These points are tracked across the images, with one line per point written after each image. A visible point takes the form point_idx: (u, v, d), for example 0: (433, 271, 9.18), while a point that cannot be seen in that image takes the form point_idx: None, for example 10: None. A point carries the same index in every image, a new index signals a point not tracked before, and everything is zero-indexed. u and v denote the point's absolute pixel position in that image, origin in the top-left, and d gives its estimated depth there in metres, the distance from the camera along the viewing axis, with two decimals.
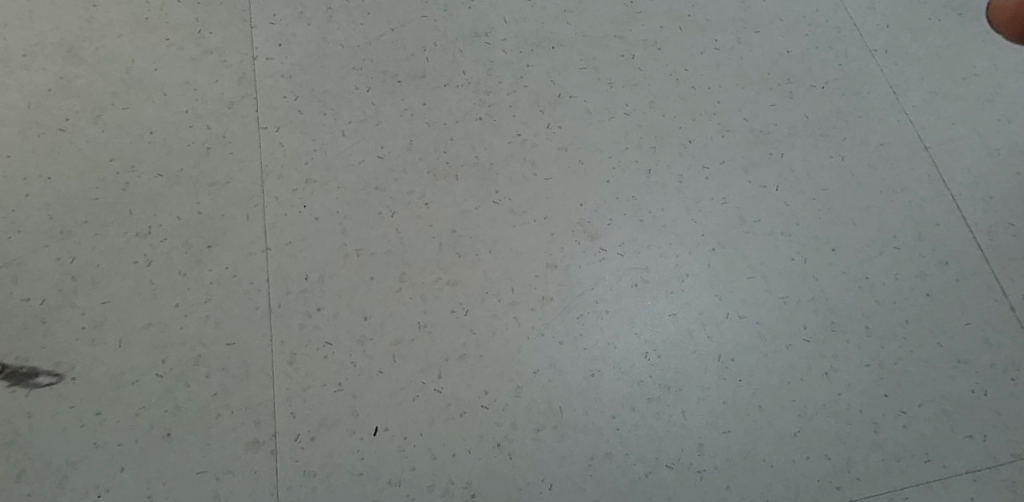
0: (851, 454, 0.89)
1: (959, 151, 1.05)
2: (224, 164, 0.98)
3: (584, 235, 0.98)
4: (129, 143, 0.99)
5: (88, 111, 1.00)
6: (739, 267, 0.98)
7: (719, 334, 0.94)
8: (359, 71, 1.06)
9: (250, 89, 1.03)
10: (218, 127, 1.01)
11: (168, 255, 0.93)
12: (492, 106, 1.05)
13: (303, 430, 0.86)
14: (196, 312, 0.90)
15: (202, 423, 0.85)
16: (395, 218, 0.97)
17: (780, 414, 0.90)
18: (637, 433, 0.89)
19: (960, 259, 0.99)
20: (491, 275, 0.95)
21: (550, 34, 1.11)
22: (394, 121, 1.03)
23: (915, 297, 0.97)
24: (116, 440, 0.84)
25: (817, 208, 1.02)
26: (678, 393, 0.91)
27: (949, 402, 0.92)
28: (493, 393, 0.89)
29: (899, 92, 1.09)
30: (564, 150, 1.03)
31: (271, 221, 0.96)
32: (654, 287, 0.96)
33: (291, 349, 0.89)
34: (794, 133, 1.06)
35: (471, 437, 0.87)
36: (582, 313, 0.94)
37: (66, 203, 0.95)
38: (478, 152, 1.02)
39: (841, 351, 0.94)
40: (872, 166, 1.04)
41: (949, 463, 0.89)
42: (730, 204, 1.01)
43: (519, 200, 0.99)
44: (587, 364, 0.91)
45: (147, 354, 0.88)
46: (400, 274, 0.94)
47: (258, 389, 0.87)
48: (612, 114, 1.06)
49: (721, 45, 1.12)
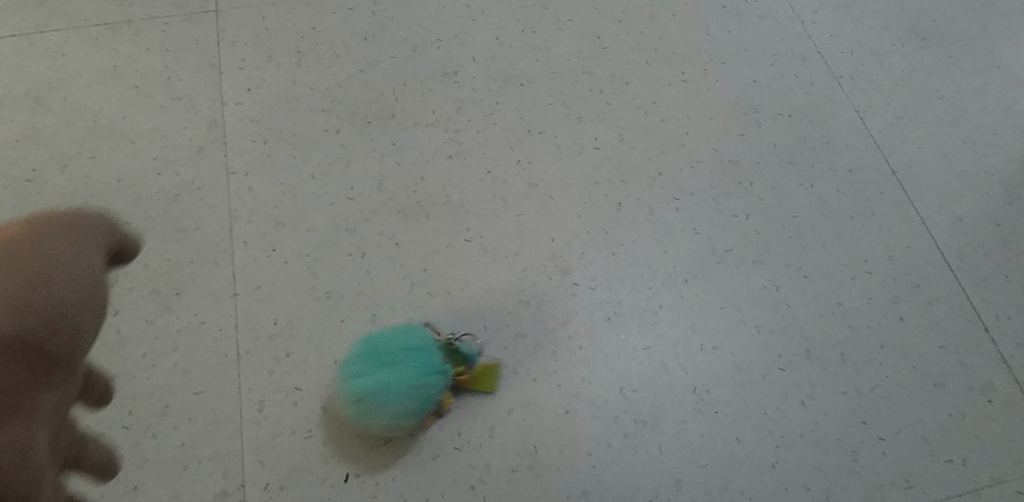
0: (831, 483, 0.88)
1: (925, 175, 1.07)
2: (192, 211, 0.98)
3: (556, 270, 0.98)
4: (98, 191, 0.99)
5: (55, 160, 1.01)
6: (712, 298, 0.98)
7: (694, 366, 0.93)
8: (330, 113, 1.06)
9: (220, 133, 1.04)
10: (187, 172, 1.01)
11: (136, 304, 0.92)
12: (463, 144, 1.06)
13: (273, 479, 0.84)
14: (163, 363, 0.89)
15: (169, 475, 0.83)
16: (366, 259, 0.97)
17: (758, 445, 0.89)
18: (614, 470, 0.87)
19: (931, 282, 1.00)
20: (464, 313, 0.94)
21: (519, 71, 1.12)
22: (363, 163, 1.03)
23: (889, 322, 0.97)
24: (80, 495, 0.82)
25: (787, 235, 1.03)
26: (655, 427, 0.90)
27: (927, 427, 0.91)
28: (467, 434, 0.87)
29: (864, 118, 1.11)
30: (535, 186, 1.04)
31: (240, 265, 0.95)
32: (628, 320, 0.96)
33: (260, 396, 0.88)
34: (762, 162, 1.07)
35: (445, 480, 0.85)
36: (556, 349, 0.93)
37: None
38: (449, 191, 1.03)
39: (816, 378, 0.93)
40: (840, 193, 1.06)
41: (929, 490, 0.88)
42: (701, 234, 1.02)
43: (490, 237, 1.00)
44: (563, 400, 0.90)
45: (113, 407, 0.86)
46: (371, 316, 0.93)
47: (226, 439, 0.85)
48: (582, 149, 1.07)
49: (689, 77, 1.13)
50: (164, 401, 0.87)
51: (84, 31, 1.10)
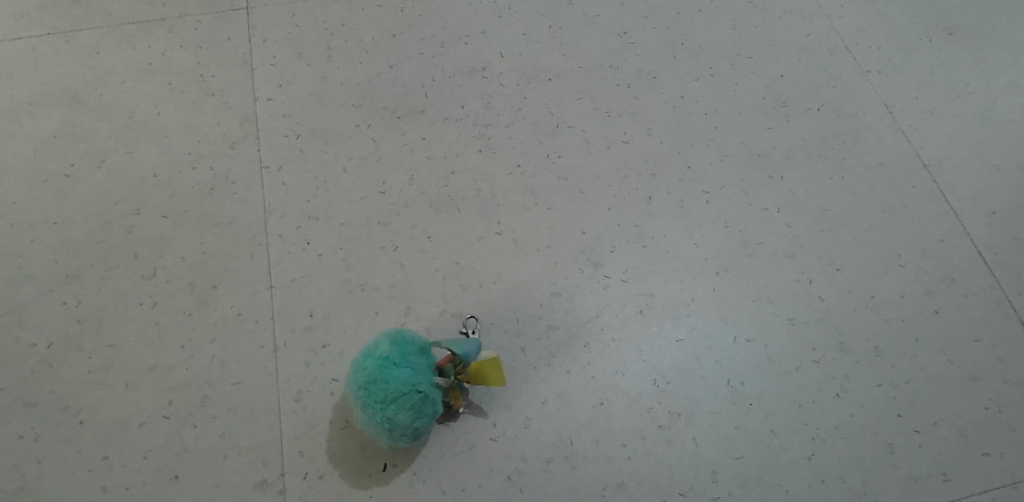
0: (868, 476, 0.87)
1: (958, 168, 1.06)
2: (227, 205, 0.99)
3: (588, 263, 0.98)
4: (134, 186, 1.00)
5: (93, 157, 1.02)
6: (744, 291, 0.97)
7: (728, 358, 0.93)
8: (360, 109, 1.07)
9: (253, 129, 1.05)
10: (221, 167, 1.02)
11: (174, 296, 0.93)
12: (492, 138, 1.06)
13: (312, 469, 0.84)
14: (201, 354, 0.90)
15: (210, 465, 0.84)
16: (399, 252, 0.98)
17: (792, 437, 0.89)
18: (649, 462, 0.87)
19: (965, 275, 0.99)
20: (496, 305, 0.95)
21: (546, 67, 1.12)
22: (394, 157, 1.04)
23: (923, 316, 0.97)
24: (124, 484, 0.83)
25: (818, 228, 1.02)
26: (689, 419, 0.89)
27: (963, 420, 0.91)
28: (502, 425, 0.87)
29: (894, 111, 1.10)
30: (565, 180, 1.04)
31: (275, 258, 0.96)
32: (660, 312, 0.95)
33: (298, 387, 0.88)
34: (792, 156, 1.07)
35: (481, 470, 0.85)
36: (589, 341, 0.93)
37: (72, 246, 0.96)
38: (479, 185, 1.03)
39: (851, 371, 0.93)
40: (872, 186, 1.05)
41: (967, 483, 0.87)
42: (732, 227, 1.02)
43: (521, 230, 1.00)
44: (597, 392, 0.90)
45: (153, 397, 0.87)
46: (405, 308, 0.94)
47: (264, 429, 0.86)
48: (611, 143, 1.07)
49: (716, 72, 1.13)
50: (203, 392, 0.88)
51: (118, 30, 1.12)
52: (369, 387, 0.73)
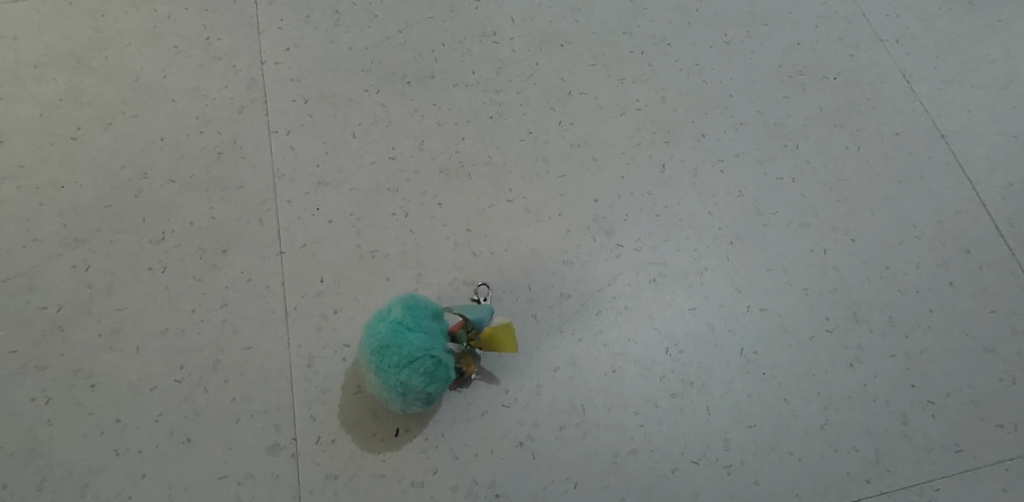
0: (881, 446, 0.87)
1: (976, 139, 1.04)
2: (236, 170, 0.98)
3: (600, 231, 0.97)
4: (141, 150, 0.99)
5: (99, 120, 1.00)
6: (758, 261, 0.96)
7: (741, 327, 0.92)
8: (369, 73, 1.05)
9: (261, 93, 1.03)
10: (229, 131, 1.01)
11: (183, 261, 0.92)
12: (503, 105, 1.05)
13: (324, 433, 0.84)
14: (212, 318, 0.89)
15: (222, 428, 0.84)
16: (409, 218, 0.96)
17: (806, 407, 0.89)
18: (661, 430, 0.87)
19: (982, 246, 0.98)
20: (508, 273, 0.94)
21: (558, 32, 1.10)
22: (404, 123, 1.03)
23: (938, 287, 0.96)
24: (137, 446, 0.83)
25: (834, 198, 1.01)
26: (701, 387, 0.89)
27: (977, 392, 0.90)
28: (514, 391, 0.87)
29: (912, 81, 1.08)
30: (577, 147, 1.03)
31: (285, 224, 0.95)
32: (673, 281, 0.95)
33: (309, 352, 0.88)
34: (808, 125, 1.05)
35: (493, 437, 0.85)
36: (601, 309, 0.92)
37: (80, 210, 0.95)
38: (491, 151, 1.02)
39: (865, 341, 0.92)
40: (888, 156, 1.03)
41: (980, 453, 0.87)
42: (746, 197, 1.00)
43: (532, 198, 0.99)
44: (609, 360, 0.90)
45: (165, 361, 0.87)
46: (415, 275, 0.93)
47: (276, 393, 0.86)
48: (624, 111, 1.05)
49: (731, 39, 1.11)
50: (214, 356, 0.87)
51: None
52: (383, 351, 0.72)
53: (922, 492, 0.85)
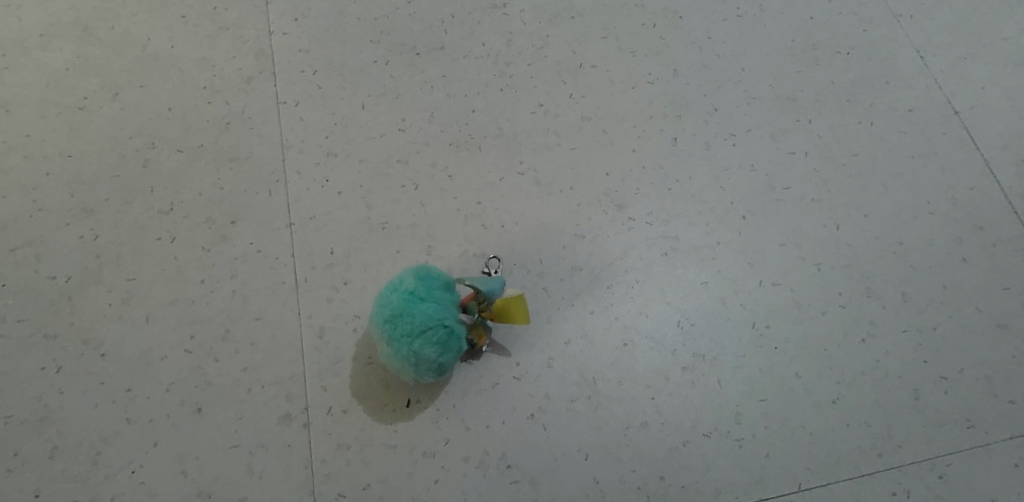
0: (892, 421, 0.87)
1: (991, 115, 1.03)
2: (244, 140, 0.97)
3: (611, 205, 0.96)
4: (148, 120, 0.98)
5: (106, 90, 0.99)
6: (770, 236, 0.96)
7: (754, 301, 0.92)
8: (377, 44, 1.04)
9: (269, 64, 1.02)
10: (237, 102, 1.00)
11: (192, 231, 0.92)
12: (513, 77, 1.03)
13: (336, 404, 0.84)
14: (222, 289, 0.89)
15: (233, 398, 0.84)
16: (419, 190, 0.96)
17: (818, 381, 0.88)
18: (673, 403, 0.86)
19: (996, 223, 0.97)
20: (519, 246, 0.93)
21: (569, 4, 1.08)
22: (414, 95, 1.01)
23: (951, 263, 0.95)
24: (148, 415, 0.83)
25: (847, 173, 1.00)
26: (713, 361, 0.89)
27: (990, 368, 0.90)
28: (525, 364, 0.87)
29: (926, 56, 1.06)
30: (588, 120, 1.01)
31: (295, 195, 0.94)
32: (685, 255, 0.94)
33: (320, 323, 0.88)
34: (821, 99, 1.04)
35: (505, 408, 0.85)
36: (613, 283, 0.92)
37: (88, 180, 0.94)
38: (501, 124, 1.00)
39: (877, 316, 0.92)
40: (902, 131, 1.02)
41: (992, 429, 0.87)
42: (759, 171, 0.99)
43: (543, 171, 0.98)
44: (620, 333, 0.89)
45: (175, 331, 0.87)
46: (426, 247, 0.92)
47: (287, 363, 0.86)
48: (635, 84, 1.04)
49: (744, 13, 1.09)
50: (224, 327, 0.87)
51: None
52: (395, 320, 0.72)
53: (934, 467, 0.85)
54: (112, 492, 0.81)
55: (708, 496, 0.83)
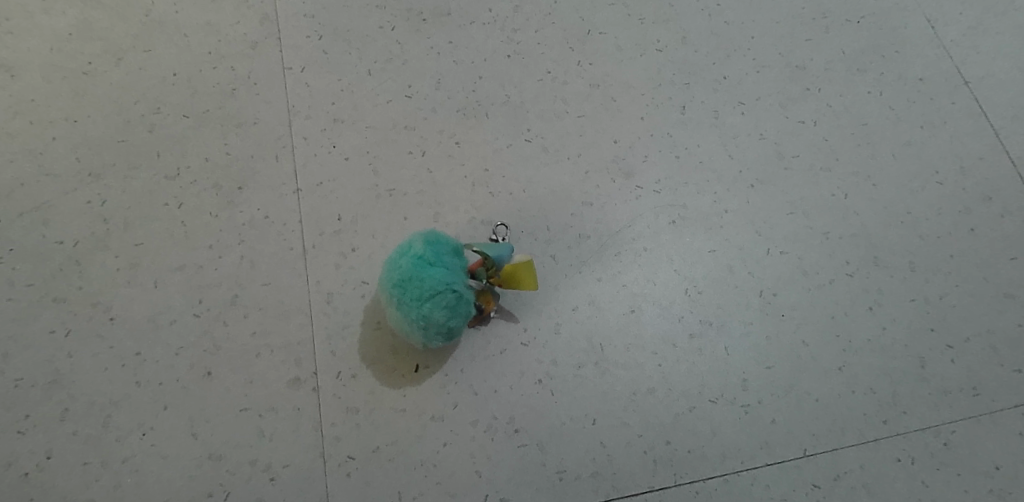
0: (898, 388, 0.87)
1: (1002, 85, 1.02)
2: (250, 106, 0.97)
3: (619, 173, 0.96)
4: (153, 85, 0.97)
5: (110, 54, 0.98)
6: (778, 205, 0.95)
7: (761, 270, 0.92)
8: (383, 9, 1.03)
9: (274, 29, 1.01)
10: (242, 67, 0.99)
11: (199, 197, 0.92)
12: (520, 44, 1.02)
13: (345, 368, 0.85)
14: (230, 254, 0.89)
15: (243, 362, 0.85)
16: (426, 157, 0.95)
17: (824, 348, 0.89)
18: (679, 369, 0.87)
19: (1005, 193, 0.97)
20: (526, 213, 0.93)
21: None
22: (420, 60, 1.00)
23: (960, 233, 0.94)
24: (158, 379, 0.84)
25: (856, 143, 0.99)
26: (720, 329, 0.89)
27: (996, 337, 0.90)
28: (533, 330, 0.87)
29: (937, 25, 1.05)
30: (596, 87, 1.01)
31: (301, 161, 0.94)
32: (692, 223, 0.94)
33: (328, 289, 0.88)
34: (831, 68, 1.03)
35: (512, 374, 0.85)
36: (620, 251, 0.92)
37: (93, 144, 0.94)
38: (508, 90, 1.00)
39: (884, 285, 0.92)
40: (913, 100, 1.01)
41: (997, 397, 0.87)
42: (768, 139, 0.99)
43: (551, 138, 0.97)
44: (628, 300, 0.89)
45: (183, 296, 0.87)
46: (433, 214, 0.92)
47: (296, 328, 0.86)
48: (644, 51, 1.03)
49: None
50: (232, 292, 0.87)
51: None
52: (405, 284, 0.72)
53: (938, 434, 0.86)
54: (123, 453, 0.81)
55: (713, 461, 0.84)
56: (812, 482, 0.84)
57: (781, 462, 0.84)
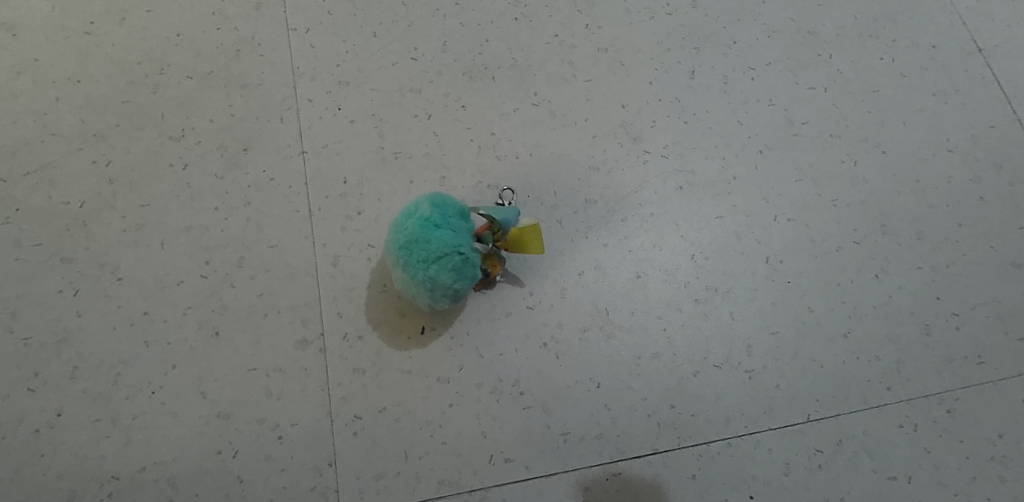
0: (903, 356, 0.88)
1: (1015, 53, 1.00)
2: (254, 67, 0.96)
3: (627, 137, 0.95)
4: (157, 45, 0.96)
5: (113, 14, 0.97)
6: (786, 171, 0.94)
7: (768, 236, 0.91)
8: None
9: None
10: (246, 28, 0.97)
11: (204, 158, 0.91)
12: (527, 7, 1.01)
13: (351, 330, 0.85)
14: (236, 216, 0.89)
15: (250, 323, 0.85)
16: (431, 120, 0.94)
17: (829, 315, 0.89)
18: (684, 334, 0.87)
19: (1015, 162, 0.96)
20: (532, 178, 0.92)
21: None
22: (426, 22, 0.99)
23: (969, 202, 0.94)
24: (166, 339, 0.84)
25: (867, 110, 0.98)
26: (725, 294, 0.89)
27: (1001, 306, 0.90)
28: (538, 294, 0.87)
29: None
30: (604, 51, 0.99)
31: (306, 123, 0.93)
32: (700, 190, 0.93)
33: (335, 251, 0.88)
34: (843, 33, 1.01)
35: (517, 337, 0.86)
36: (627, 216, 0.91)
37: (97, 105, 0.93)
38: (515, 54, 0.98)
39: (892, 253, 0.91)
40: (925, 68, 1.00)
41: (1000, 366, 0.87)
42: (778, 105, 0.98)
43: (558, 102, 0.96)
44: (633, 265, 0.89)
45: (190, 257, 0.87)
46: (439, 178, 0.92)
47: (303, 290, 0.86)
48: (653, 15, 1.01)
49: None
50: (239, 253, 0.88)
51: None
52: (410, 246, 0.72)
53: (941, 401, 0.86)
54: (133, 411, 0.82)
55: (717, 425, 0.84)
56: (814, 446, 0.84)
57: (784, 426, 0.85)
